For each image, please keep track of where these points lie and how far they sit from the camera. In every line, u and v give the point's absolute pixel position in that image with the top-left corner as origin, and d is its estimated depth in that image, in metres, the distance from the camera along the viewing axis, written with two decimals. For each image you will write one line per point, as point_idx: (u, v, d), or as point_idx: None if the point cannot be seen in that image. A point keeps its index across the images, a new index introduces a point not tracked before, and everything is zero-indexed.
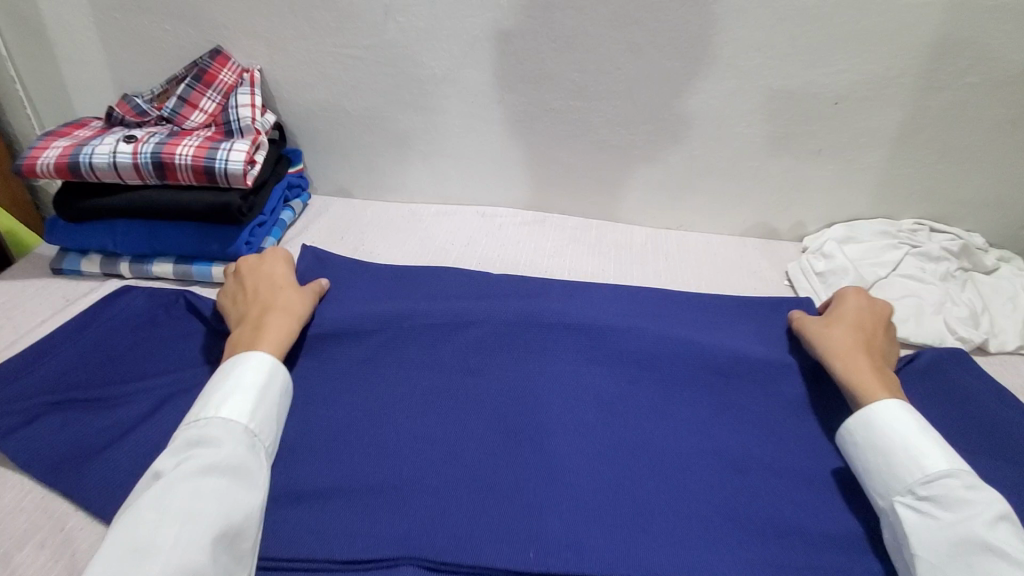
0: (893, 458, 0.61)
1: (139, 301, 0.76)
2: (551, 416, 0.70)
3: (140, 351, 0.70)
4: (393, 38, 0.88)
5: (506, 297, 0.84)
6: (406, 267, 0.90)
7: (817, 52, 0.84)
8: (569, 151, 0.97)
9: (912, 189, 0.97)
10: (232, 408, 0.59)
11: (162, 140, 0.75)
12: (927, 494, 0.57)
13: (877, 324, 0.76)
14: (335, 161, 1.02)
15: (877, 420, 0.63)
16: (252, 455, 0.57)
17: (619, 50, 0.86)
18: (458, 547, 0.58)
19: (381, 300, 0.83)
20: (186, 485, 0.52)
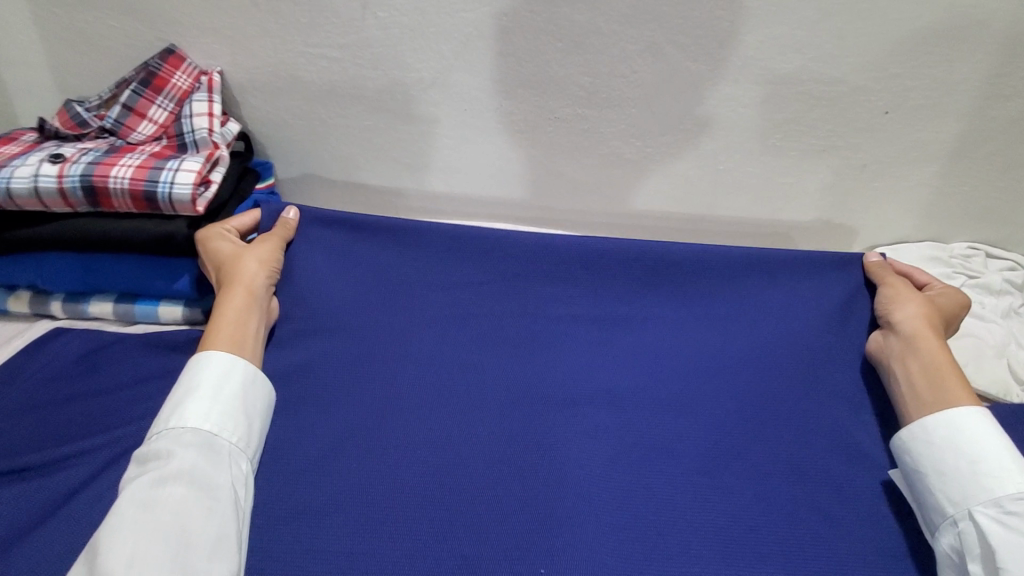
0: (977, 467, 0.60)
1: (76, 341, 0.66)
2: (561, 484, 0.64)
3: (74, 404, 0.61)
4: (373, 37, 0.76)
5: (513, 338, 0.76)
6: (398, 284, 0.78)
7: (867, 53, 0.72)
8: (575, 165, 0.85)
9: (968, 209, 0.85)
10: (188, 413, 0.58)
11: (95, 159, 0.64)
12: (1016, 509, 0.56)
13: (955, 317, 0.75)
14: (312, 174, 0.91)
15: (965, 428, 0.62)
16: (214, 457, 0.56)
17: (635, 50, 0.74)
18: None
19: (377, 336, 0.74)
20: (144, 499, 0.52)
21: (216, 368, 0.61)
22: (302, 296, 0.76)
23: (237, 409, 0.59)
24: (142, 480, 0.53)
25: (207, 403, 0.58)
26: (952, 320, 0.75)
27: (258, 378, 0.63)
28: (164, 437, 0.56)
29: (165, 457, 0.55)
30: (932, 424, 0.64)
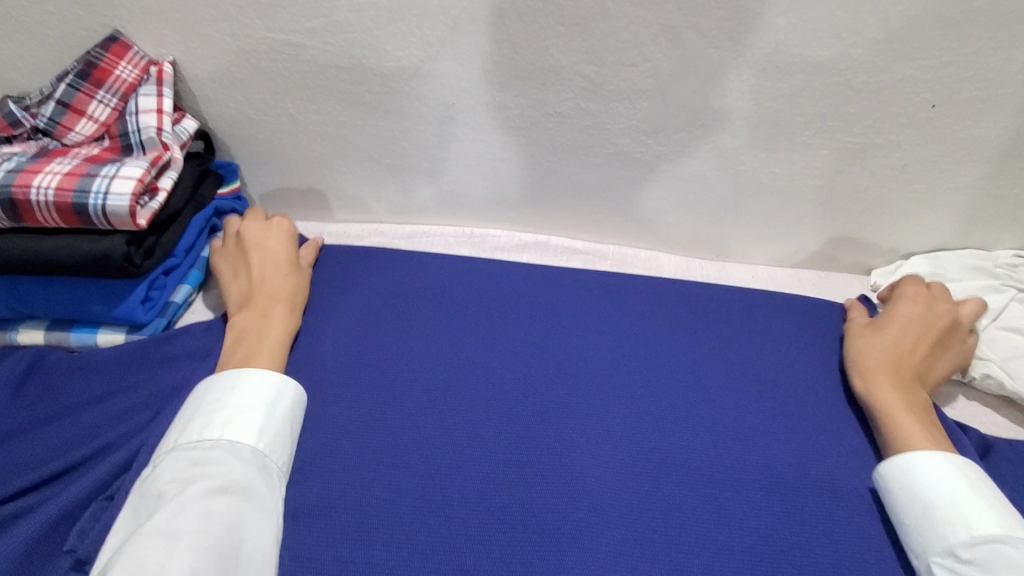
0: (933, 512, 0.53)
1: (22, 356, 0.57)
2: (577, 537, 0.54)
3: (26, 428, 0.53)
4: (347, 21, 0.66)
5: (510, 360, 0.66)
6: (388, 300, 0.71)
7: (916, 38, 0.62)
8: (578, 165, 0.76)
9: (1018, 213, 0.76)
10: (241, 426, 0.51)
11: (16, 166, 0.55)
12: (972, 557, 0.49)
13: (915, 325, 0.66)
14: (284, 175, 0.82)
15: (916, 465, 0.55)
16: (265, 480, 0.50)
17: (648, 35, 0.64)
18: None
19: (358, 360, 0.65)
20: (196, 510, 0.45)
21: (275, 380, 0.55)
22: None
23: (291, 431, 0.54)
24: (190, 489, 0.46)
25: (262, 419, 0.53)
26: (908, 323, 0.66)
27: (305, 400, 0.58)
28: (213, 447, 0.50)
29: (217, 468, 0.48)
30: (888, 470, 0.57)
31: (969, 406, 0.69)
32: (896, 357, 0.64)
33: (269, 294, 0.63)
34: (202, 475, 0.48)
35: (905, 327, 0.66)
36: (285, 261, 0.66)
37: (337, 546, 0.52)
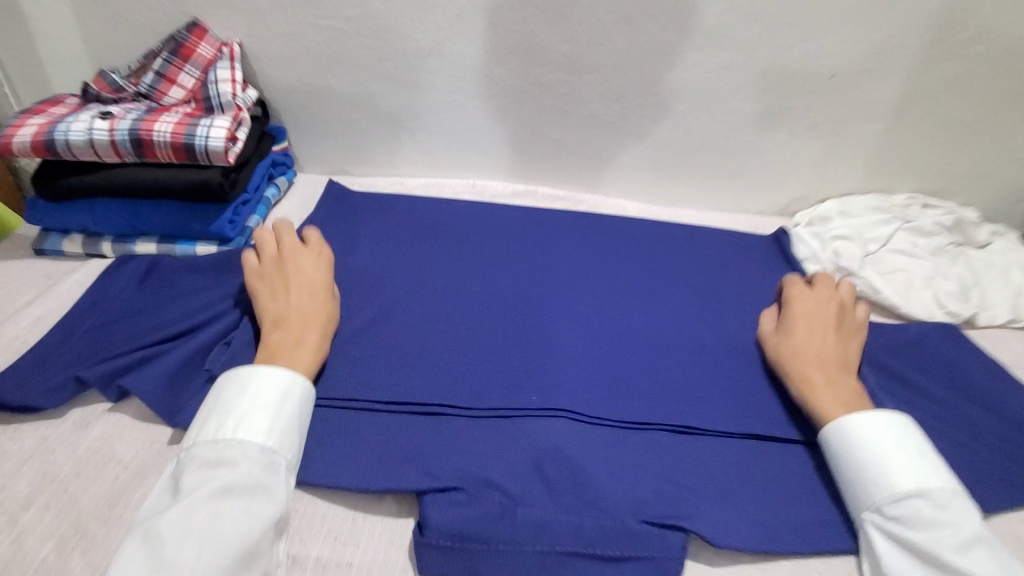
0: (865, 473, 0.58)
1: (143, 260, 0.77)
2: (565, 379, 0.69)
3: (158, 304, 0.73)
4: (378, 10, 0.85)
5: (508, 268, 0.84)
6: (409, 231, 0.90)
7: (813, 22, 0.82)
8: (559, 125, 0.95)
9: (910, 161, 0.96)
10: (250, 425, 0.55)
11: (139, 117, 0.74)
12: (896, 514, 0.54)
13: (817, 325, 0.71)
14: (320, 137, 1.00)
15: (853, 435, 0.60)
16: (273, 475, 0.54)
17: (610, 20, 0.83)
18: (486, 525, 0.55)
19: (383, 267, 0.83)
20: (204, 507, 0.49)
21: (286, 385, 0.60)
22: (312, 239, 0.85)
23: (299, 428, 0.58)
24: (203, 487, 0.51)
25: (270, 417, 0.57)
26: (812, 322, 0.72)
27: (312, 401, 0.61)
28: (226, 446, 0.54)
29: (228, 468, 0.52)
30: (834, 450, 0.61)
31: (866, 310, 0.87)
32: (814, 355, 0.68)
33: (304, 317, 0.67)
34: (216, 473, 0.52)
35: (808, 328, 0.71)
36: (323, 288, 0.71)
37: (364, 372, 0.68)
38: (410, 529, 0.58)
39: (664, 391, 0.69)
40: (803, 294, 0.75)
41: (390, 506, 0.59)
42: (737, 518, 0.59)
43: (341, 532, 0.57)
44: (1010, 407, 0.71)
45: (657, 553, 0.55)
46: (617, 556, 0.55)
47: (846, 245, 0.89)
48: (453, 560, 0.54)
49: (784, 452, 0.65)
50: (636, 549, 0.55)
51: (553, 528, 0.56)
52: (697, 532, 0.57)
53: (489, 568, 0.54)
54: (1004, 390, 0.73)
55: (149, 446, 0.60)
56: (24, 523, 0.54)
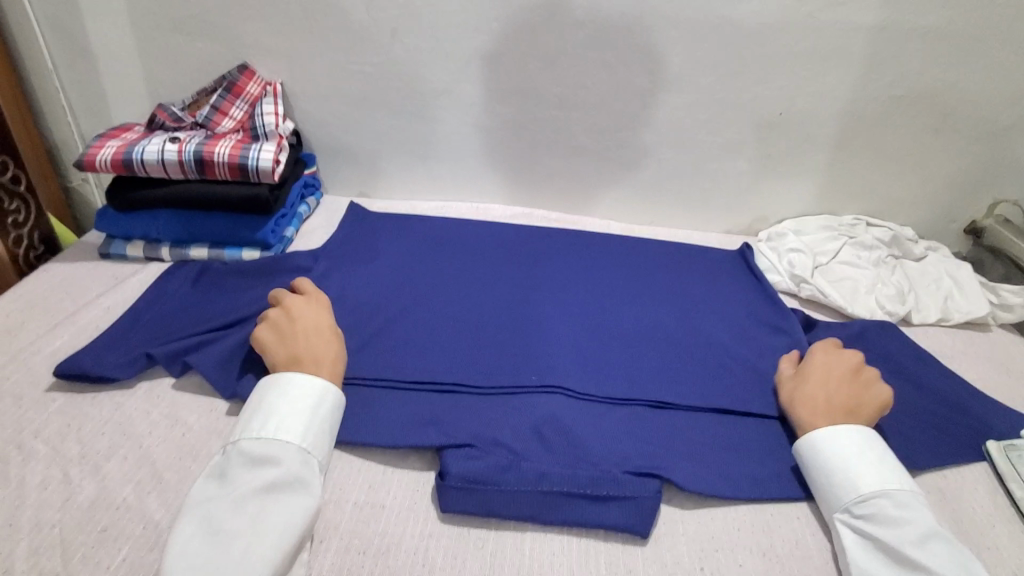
0: (833, 477, 0.64)
1: (197, 265, 0.89)
2: (559, 361, 0.80)
3: (210, 300, 0.84)
4: (399, 57, 1.02)
5: (508, 271, 0.97)
6: (421, 238, 1.02)
7: (761, 70, 0.99)
8: (551, 155, 1.11)
9: (852, 186, 1.12)
10: (289, 428, 0.61)
11: (202, 141, 0.89)
12: (862, 513, 0.60)
13: (830, 378, 0.72)
14: (345, 163, 1.15)
15: (821, 442, 0.66)
16: (309, 471, 0.60)
17: (594, 68, 1.00)
18: (492, 470, 0.64)
19: (400, 268, 0.95)
20: (252, 499, 0.56)
21: (319, 395, 0.65)
22: (338, 243, 0.97)
23: (330, 430, 0.64)
24: (250, 481, 0.57)
25: (305, 420, 0.63)
26: (826, 373, 0.73)
27: (341, 408, 0.67)
28: (268, 444, 0.60)
29: (271, 464, 0.58)
30: (812, 465, 0.66)
31: (821, 311, 1.00)
32: (823, 401, 0.70)
33: (315, 359, 0.69)
34: (261, 468, 0.58)
35: (821, 380, 0.73)
36: (325, 331, 0.73)
37: (387, 352, 0.79)
38: (431, 479, 0.67)
39: (648, 372, 0.80)
40: (819, 349, 0.78)
41: (415, 462, 0.69)
42: (712, 472, 0.68)
43: (374, 480, 0.66)
44: (942, 384, 0.83)
45: (642, 498, 0.63)
46: (607, 498, 0.63)
47: (799, 255, 1.03)
48: (470, 499, 0.62)
49: (759, 424, 0.75)
50: (620, 492, 0.63)
51: (551, 476, 0.64)
52: (676, 482, 0.65)
53: (499, 508, 0.62)
54: (937, 371, 0.85)
55: (208, 412, 0.71)
56: (107, 471, 0.64)
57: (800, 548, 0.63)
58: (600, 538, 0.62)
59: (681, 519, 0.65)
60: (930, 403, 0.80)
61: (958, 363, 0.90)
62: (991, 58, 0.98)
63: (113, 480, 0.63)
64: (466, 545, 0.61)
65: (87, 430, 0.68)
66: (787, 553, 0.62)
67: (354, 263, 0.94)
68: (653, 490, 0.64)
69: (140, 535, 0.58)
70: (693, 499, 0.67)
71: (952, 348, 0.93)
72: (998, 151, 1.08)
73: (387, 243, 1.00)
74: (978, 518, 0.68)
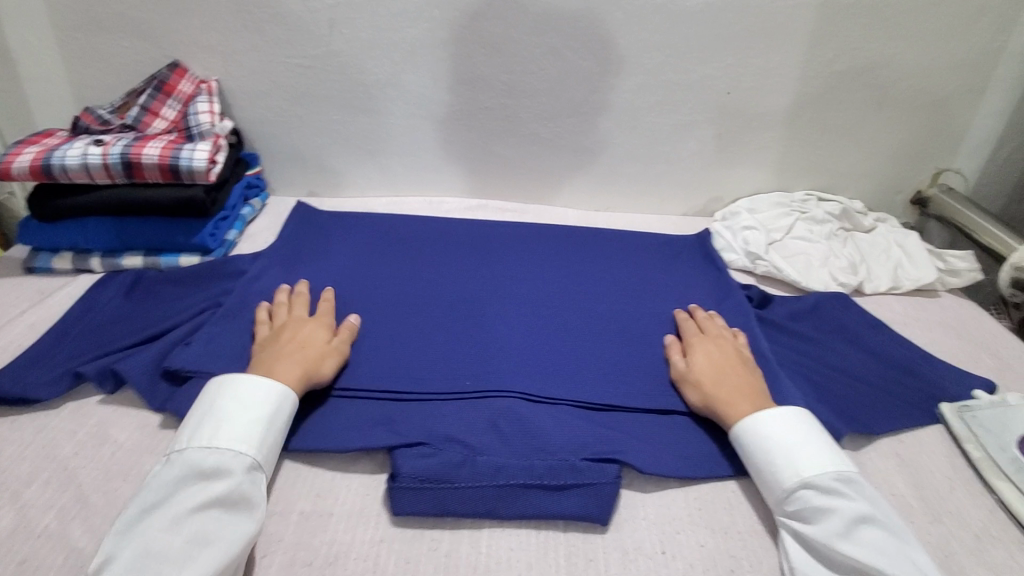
0: (760, 471, 0.62)
1: (128, 275, 0.84)
2: (516, 349, 0.78)
3: (143, 309, 0.79)
4: (340, 48, 0.98)
5: (462, 262, 0.94)
6: (372, 236, 0.99)
7: (706, 50, 0.99)
8: (504, 144, 1.09)
9: (802, 162, 1.13)
10: (244, 439, 0.58)
11: (128, 143, 0.85)
12: (791, 510, 0.59)
13: (726, 364, 0.72)
14: (291, 161, 1.11)
15: (739, 433, 0.64)
16: (256, 487, 0.57)
17: (539, 53, 0.99)
18: (447, 467, 0.62)
19: (350, 266, 0.91)
20: (196, 518, 0.52)
21: (280, 405, 0.62)
22: (283, 243, 0.93)
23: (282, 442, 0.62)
24: (194, 496, 0.53)
25: (260, 433, 0.59)
26: (705, 364, 0.73)
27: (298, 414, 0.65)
28: (219, 456, 0.56)
29: (219, 477, 0.55)
30: (741, 458, 0.64)
31: (776, 287, 1.00)
32: (733, 388, 0.69)
33: (279, 354, 0.68)
34: (208, 482, 0.55)
35: (719, 369, 0.71)
36: (312, 338, 0.71)
37: None
38: (384, 480, 0.64)
39: (606, 354, 0.79)
40: (693, 338, 0.77)
41: (366, 465, 0.66)
42: (671, 454, 0.67)
43: (322, 488, 0.63)
44: (896, 350, 0.84)
45: (597, 481, 0.62)
46: (563, 487, 0.61)
47: (754, 233, 1.03)
48: (423, 498, 0.60)
49: None
50: (578, 479, 0.62)
51: (508, 468, 0.62)
52: (635, 465, 0.64)
53: (451, 507, 0.60)
54: (891, 339, 0.86)
55: (141, 427, 0.67)
56: (27, 498, 0.59)
57: (761, 524, 0.62)
58: (560, 527, 0.61)
59: (641, 503, 0.64)
60: (886, 369, 0.81)
61: (908, 330, 0.92)
62: (926, 30, 1.00)
63: (34, 507, 0.58)
64: (420, 547, 0.58)
65: (6, 456, 0.63)
66: (747, 532, 0.61)
67: (301, 263, 0.90)
68: (610, 473, 0.63)
69: (62, 565, 0.54)
70: (652, 481, 0.66)
71: (903, 315, 0.95)
72: (939, 121, 1.10)
73: (338, 242, 0.96)
74: (936, 479, 0.68)
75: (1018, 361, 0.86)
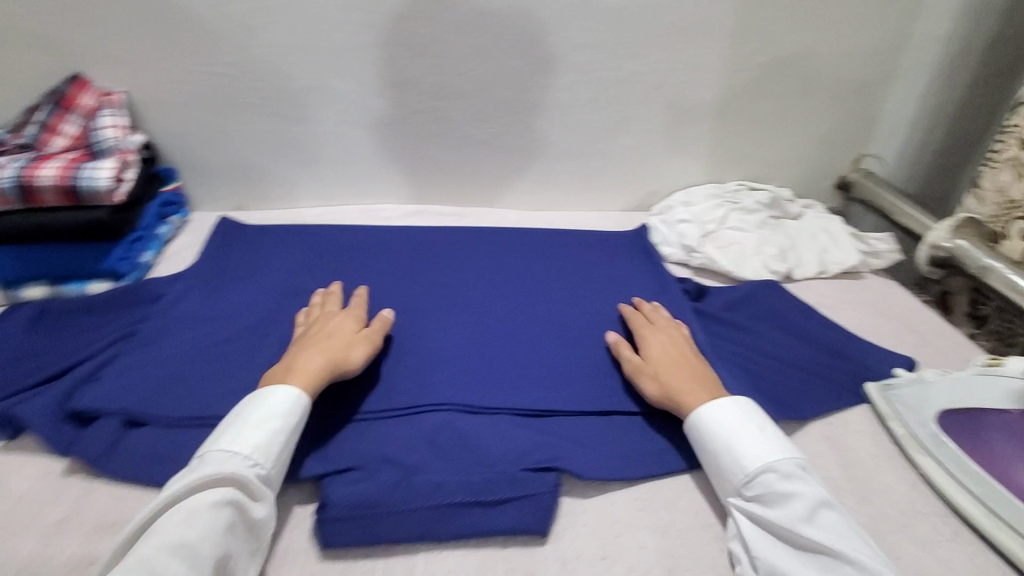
0: (720, 458, 0.62)
1: (30, 309, 0.78)
2: (455, 358, 0.77)
3: (47, 344, 0.74)
4: (257, 54, 0.94)
5: (399, 272, 0.92)
6: (304, 249, 0.95)
7: (634, 46, 1.00)
8: (439, 148, 1.07)
9: (732, 153, 1.16)
10: (268, 451, 0.57)
11: (22, 165, 0.79)
12: (751, 494, 0.59)
13: (676, 356, 0.73)
14: (215, 174, 1.05)
15: (702, 421, 0.65)
16: (265, 500, 0.56)
17: (468, 54, 0.97)
18: (379, 492, 0.60)
19: (280, 283, 0.87)
20: (214, 520, 0.51)
21: (301, 414, 0.62)
22: (206, 262, 0.89)
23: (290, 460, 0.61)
24: (215, 496, 0.52)
25: (282, 447, 0.59)
26: (660, 354, 0.73)
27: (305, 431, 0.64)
28: (245, 460, 0.55)
29: (239, 483, 0.54)
30: (701, 445, 0.64)
31: (712, 278, 1.02)
32: (688, 379, 0.69)
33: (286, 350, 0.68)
34: (229, 485, 0.54)
35: (670, 361, 0.72)
36: (332, 331, 0.71)
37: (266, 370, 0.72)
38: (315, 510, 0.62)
39: (547, 357, 0.78)
40: (643, 330, 0.78)
41: (296, 495, 0.63)
42: (611, 455, 0.67)
43: None
44: (824, 334, 0.87)
45: (534, 493, 0.61)
46: (501, 501, 0.60)
47: (689, 226, 1.05)
48: (354, 527, 0.58)
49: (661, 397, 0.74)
50: (515, 491, 0.61)
51: (446, 485, 0.61)
52: (575, 471, 0.64)
53: (384, 534, 0.58)
54: (820, 323, 0.89)
55: (44, 475, 0.62)
56: None
57: (700, 520, 0.63)
58: (497, 545, 0.60)
59: (581, 509, 0.63)
60: (815, 353, 0.84)
61: (836, 313, 0.95)
62: (839, 22, 1.03)
63: None
64: None
65: None
66: (685, 529, 0.62)
67: (226, 282, 0.86)
68: (547, 483, 0.62)
69: None
70: (592, 486, 0.66)
71: (831, 299, 0.98)
72: (857, 109, 1.15)
73: (266, 258, 0.92)
74: (862, 458, 0.71)
75: (934, 337, 0.91)
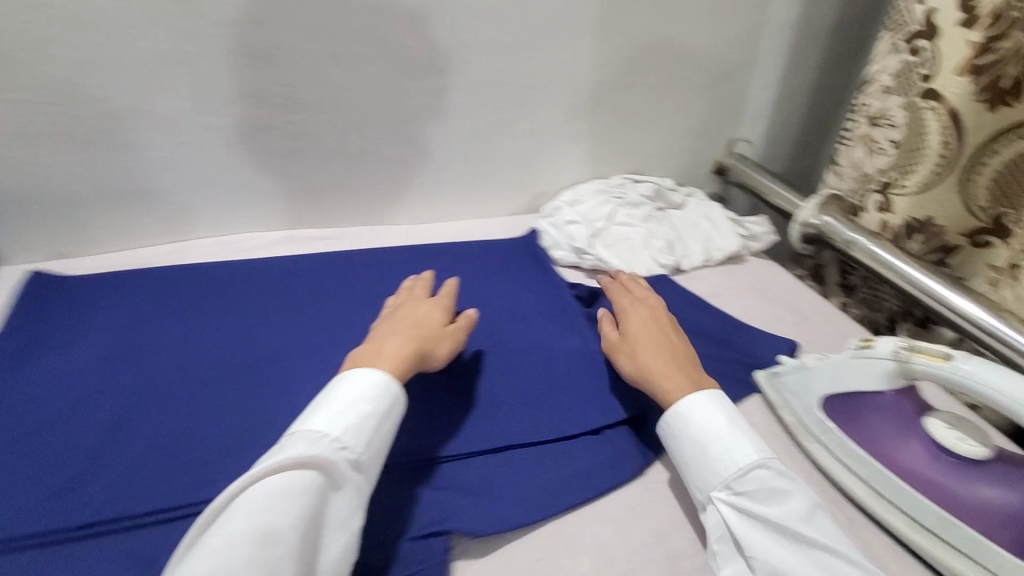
0: (710, 452, 0.61)
1: None
2: None
3: None
4: (54, 74, 0.78)
5: (263, 318, 0.82)
6: (144, 302, 0.81)
7: (501, 44, 0.94)
8: (302, 166, 0.96)
9: (613, 149, 1.15)
10: (355, 436, 0.55)
11: None
12: (744, 489, 0.58)
13: (657, 335, 0.73)
14: (23, 220, 0.87)
15: (694, 411, 0.64)
16: (353, 491, 0.54)
17: (318, 60, 0.87)
18: None
19: (115, 349, 0.75)
20: (290, 505, 0.49)
21: (393, 404, 0.59)
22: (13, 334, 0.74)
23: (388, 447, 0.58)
24: (296, 479, 0.50)
25: (372, 434, 0.56)
26: (640, 332, 0.74)
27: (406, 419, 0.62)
28: (330, 445, 0.54)
29: (319, 468, 0.52)
30: (689, 436, 0.63)
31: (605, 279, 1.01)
32: (664, 360, 0.70)
33: (423, 335, 0.68)
34: (309, 469, 0.51)
35: (648, 341, 0.73)
36: (436, 323, 0.72)
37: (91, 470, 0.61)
38: None
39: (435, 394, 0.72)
40: (627, 306, 0.79)
41: None
42: (508, 502, 0.62)
43: None
44: (715, 325, 0.87)
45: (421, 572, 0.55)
46: None
47: (578, 226, 1.02)
48: None
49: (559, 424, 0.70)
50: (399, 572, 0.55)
51: None
52: (468, 531, 0.58)
53: None
54: (710, 314, 0.89)
55: None
56: None
57: (604, 556, 0.59)
58: None
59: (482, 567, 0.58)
60: (708, 347, 0.84)
61: (724, 301, 0.97)
62: (698, 12, 1.05)
63: None
64: None
65: None
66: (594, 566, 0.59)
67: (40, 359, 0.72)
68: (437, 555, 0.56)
69: None
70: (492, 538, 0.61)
71: (719, 287, 1.00)
72: (724, 96, 1.18)
73: (96, 319, 0.78)
74: None
75: (813, 314, 0.95)
